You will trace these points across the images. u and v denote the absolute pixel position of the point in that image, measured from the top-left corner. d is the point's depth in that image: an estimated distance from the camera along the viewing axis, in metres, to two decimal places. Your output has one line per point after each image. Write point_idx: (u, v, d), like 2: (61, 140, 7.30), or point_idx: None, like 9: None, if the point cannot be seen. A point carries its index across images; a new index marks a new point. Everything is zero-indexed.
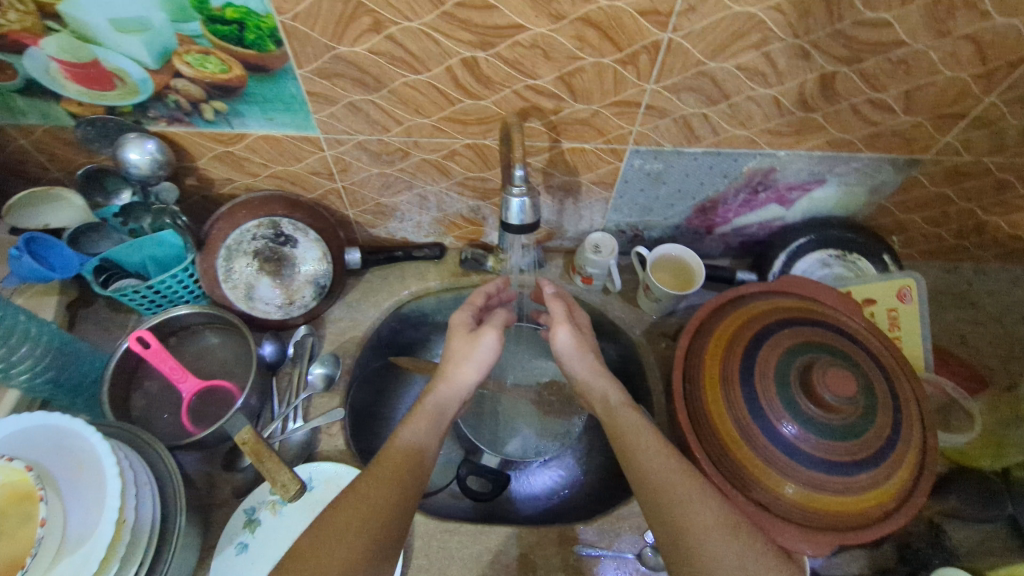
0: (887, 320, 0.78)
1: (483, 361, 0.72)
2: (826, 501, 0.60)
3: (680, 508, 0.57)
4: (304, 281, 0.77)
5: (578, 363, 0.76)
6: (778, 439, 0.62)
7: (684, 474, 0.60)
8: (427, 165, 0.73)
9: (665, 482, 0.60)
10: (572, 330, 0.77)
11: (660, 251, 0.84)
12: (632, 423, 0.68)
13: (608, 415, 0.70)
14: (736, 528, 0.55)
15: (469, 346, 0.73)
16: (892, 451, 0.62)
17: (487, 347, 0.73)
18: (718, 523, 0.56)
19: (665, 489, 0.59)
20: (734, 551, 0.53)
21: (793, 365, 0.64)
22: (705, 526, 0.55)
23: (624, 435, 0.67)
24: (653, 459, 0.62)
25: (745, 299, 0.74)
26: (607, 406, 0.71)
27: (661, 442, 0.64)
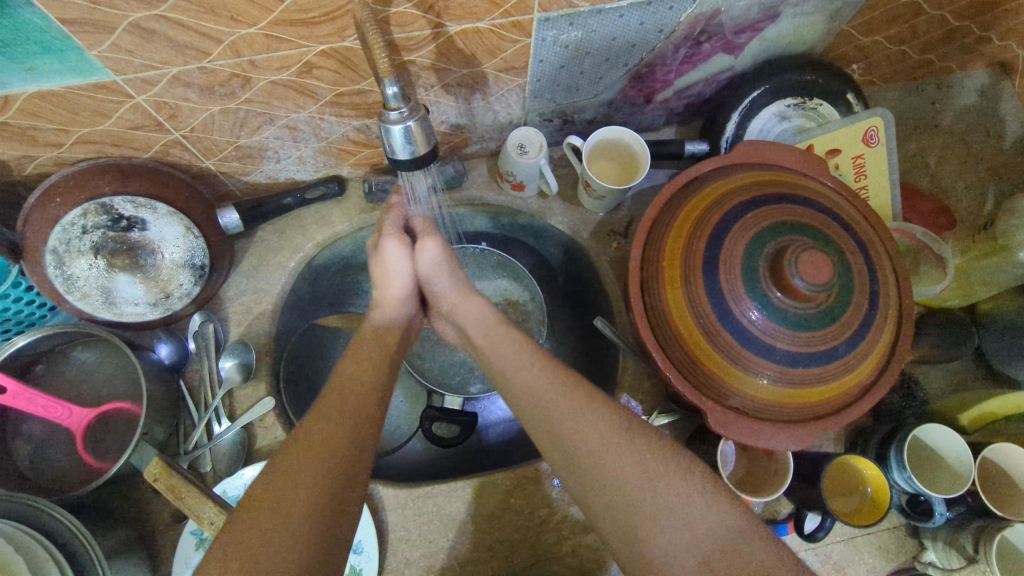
0: (853, 168, 0.70)
1: (403, 274, 0.59)
2: (803, 393, 0.56)
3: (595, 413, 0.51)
4: (174, 267, 0.62)
5: (442, 280, 0.60)
6: (751, 340, 0.56)
7: (569, 388, 0.52)
8: (280, 88, 0.56)
9: (547, 409, 0.51)
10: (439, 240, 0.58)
11: (595, 138, 0.70)
12: (510, 345, 0.56)
13: (482, 337, 0.58)
14: None
15: (382, 269, 0.59)
16: (869, 327, 0.57)
17: (392, 262, 0.58)
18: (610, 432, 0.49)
19: (548, 409, 0.51)
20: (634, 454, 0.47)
21: (762, 256, 0.56)
22: (602, 437, 0.49)
23: (497, 364, 0.56)
24: (533, 376, 0.53)
25: (699, 183, 0.63)
26: (482, 325, 0.58)
27: (545, 360, 0.54)
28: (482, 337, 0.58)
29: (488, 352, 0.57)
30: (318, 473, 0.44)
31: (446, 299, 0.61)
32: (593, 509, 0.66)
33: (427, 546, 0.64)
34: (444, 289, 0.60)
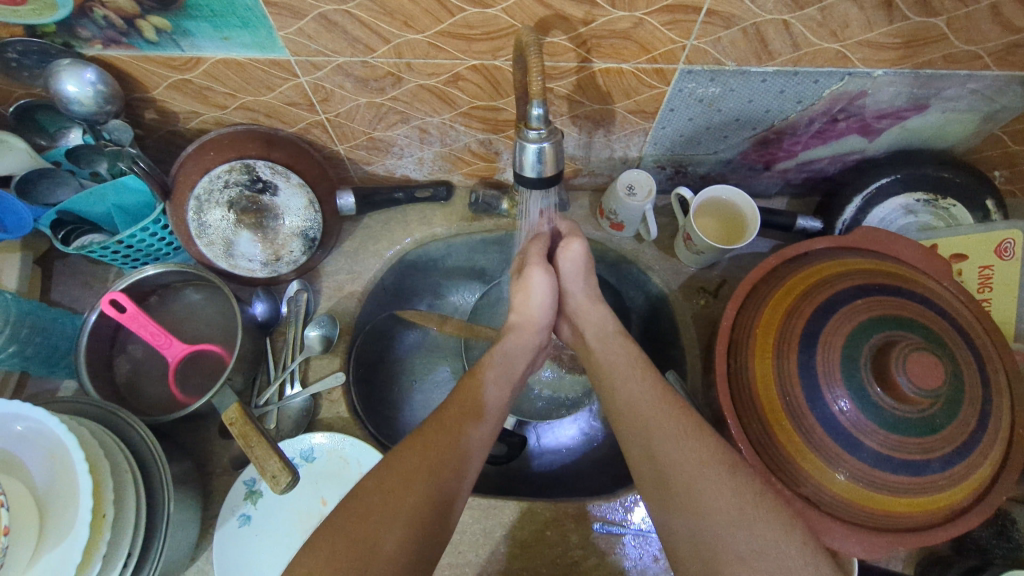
0: (978, 278, 0.65)
1: (542, 299, 0.66)
2: (885, 500, 0.52)
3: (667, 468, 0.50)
4: (291, 233, 0.67)
5: (577, 284, 0.68)
6: (837, 431, 0.53)
7: (676, 413, 0.54)
8: (425, 91, 0.60)
9: (656, 422, 0.54)
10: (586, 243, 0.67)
11: (706, 194, 0.70)
12: (625, 363, 0.61)
13: (598, 340, 0.65)
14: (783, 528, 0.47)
15: (524, 294, 0.67)
16: (973, 448, 0.52)
17: (535, 287, 0.66)
18: (714, 458, 0.49)
19: (655, 424, 0.54)
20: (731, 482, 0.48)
21: (866, 346, 0.53)
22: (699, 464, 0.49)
23: (609, 367, 0.62)
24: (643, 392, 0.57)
25: (809, 258, 0.61)
26: (601, 332, 0.66)
27: (655, 379, 0.58)
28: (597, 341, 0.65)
29: (599, 354, 0.64)
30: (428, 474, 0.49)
31: (573, 303, 0.69)
32: (626, 565, 0.64)
33: (455, 555, 0.64)
34: (575, 295, 0.69)
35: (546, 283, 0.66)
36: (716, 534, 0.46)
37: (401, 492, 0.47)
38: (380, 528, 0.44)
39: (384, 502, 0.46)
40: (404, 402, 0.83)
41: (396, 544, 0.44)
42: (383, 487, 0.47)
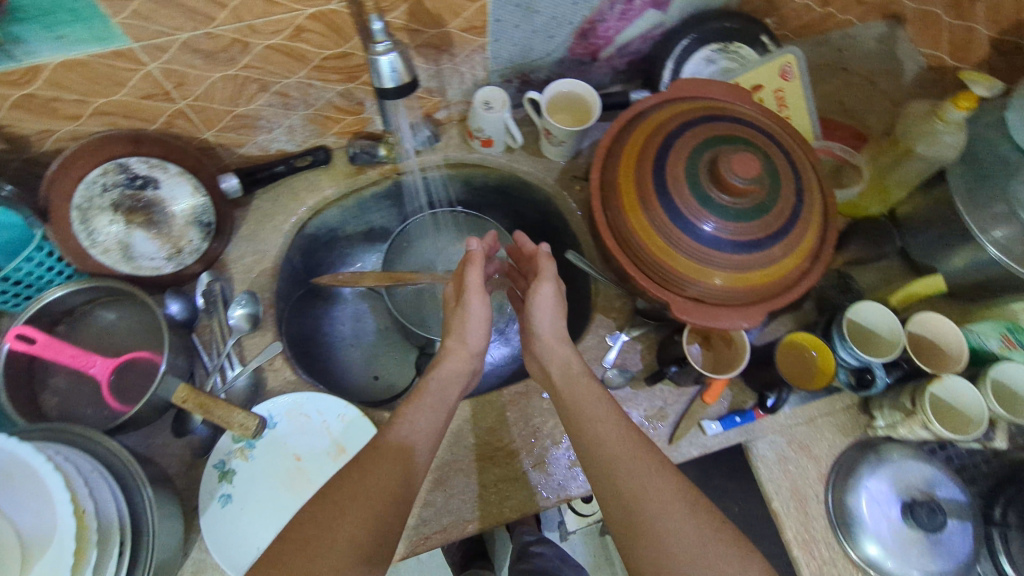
0: (775, 101, 0.80)
1: (477, 328, 0.70)
2: (751, 278, 0.65)
3: (621, 466, 0.58)
4: (186, 223, 0.71)
5: (546, 321, 0.71)
6: (701, 236, 0.64)
7: (625, 431, 0.61)
8: (274, 52, 0.64)
9: (619, 457, 0.58)
10: (556, 288, 0.72)
11: (551, 91, 0.80)
12: (587, 394, 0.65)
13: (563, 381, 0.67)
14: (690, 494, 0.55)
15: (462, 322, 0.70)
16: (799, 216, 0.66)
17: (476, 314, 0.70)
18: (677, 492, 0.55)
19: (617, 463, 0.58)
20: (694, 525, 0.53)
21: (700, 164, 0.65)
22: (663, 499, 0.55)
23: (576, 407, 0.64)
24: (608, 430, 0.61)
25: (642, 116, 0.73)
26: (565, 371, 0.68)
27: (617, 412, 0.63)
28: (566, 383, 0.67)
29: (565, 392, 0.66)
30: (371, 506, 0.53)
31: (539, 342, 0.71)
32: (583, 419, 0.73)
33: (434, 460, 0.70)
34: (541, 335, 0.71)
35: (482, 312, 0.70)
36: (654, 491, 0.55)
37: (338, 511, 0.51)
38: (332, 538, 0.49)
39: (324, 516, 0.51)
40: (343, 357, 0.92)
41: (343, 543, 0.50)
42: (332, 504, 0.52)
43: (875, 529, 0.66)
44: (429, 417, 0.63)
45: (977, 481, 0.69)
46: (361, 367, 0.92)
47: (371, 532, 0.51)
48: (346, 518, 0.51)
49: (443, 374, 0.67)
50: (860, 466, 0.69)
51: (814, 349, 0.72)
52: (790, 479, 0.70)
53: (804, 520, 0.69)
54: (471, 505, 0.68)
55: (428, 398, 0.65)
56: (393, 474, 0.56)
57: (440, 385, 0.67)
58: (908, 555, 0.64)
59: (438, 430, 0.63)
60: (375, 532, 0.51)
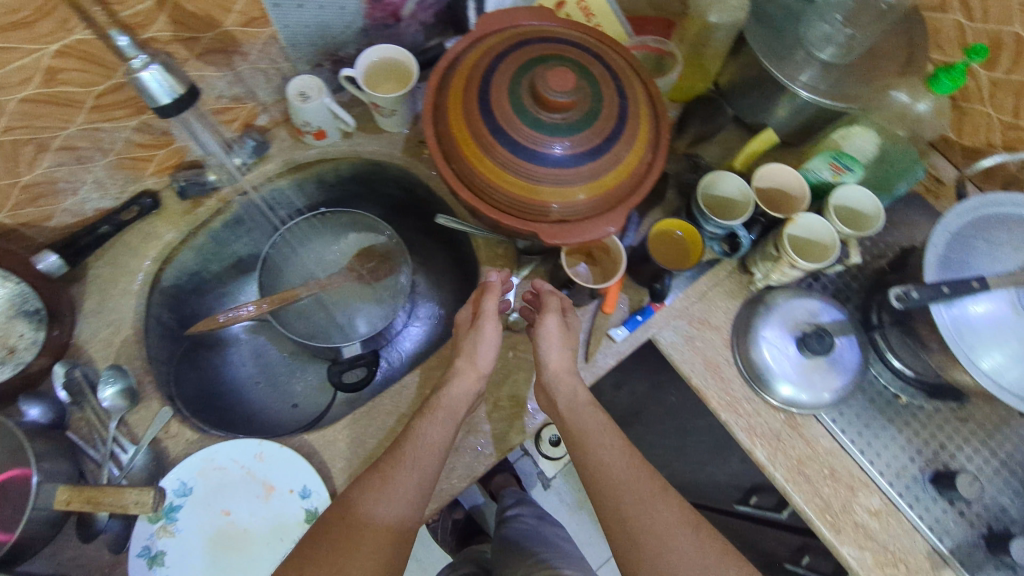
0: (581, 12, 0.82)
1: (488, 354, 0.68)
2: (606, 184, 0.67)
3: (630, 495, 0.60)
4: (8, 318, 0.63)
5: (554, 353, 0.69)
6: (547, 160, 0.65)
7: (631, 460, 0.64)
8: (35, 105, 0.57)
9: (625, 485, 0.61)
10: (561, 322, 0.70)
11: (361, 64, 0.77)
12: (595, 427, 0.66)
13: (568, 412, 0.67)
14: (696, 525, 0.59)
15: (472, 343, 0.69)
16: (628, 111, 0.68)
17: (486, 339, 0.68)
18: (680, 521, 0.59)
19: (623, 490, 0.61)
20: (697, 548, 0.56)
21: (522, 93, 0.64)
22: (668, 523, 0.58)
23: (583, 435, 0.66)
24: (616, 460, 0.64)
25: (455, 61, 0.71)
26: (571, 402, 0.68)
27: (623, 442, 0.66)
28: (571, 412, 0.67)
29: (574, 424, 0.67)
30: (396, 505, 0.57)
31: (548, 374, 0.69)
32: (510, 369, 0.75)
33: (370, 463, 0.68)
34: (549, 364, 0.69)
35: (489, 334, 0.69)
36: (661, 518, 0.59)
37: (366, 517, 0.56)
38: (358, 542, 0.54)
39: (349, 521, 0.55)
40: (248, 395, 0.87)
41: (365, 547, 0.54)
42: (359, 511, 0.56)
43: (780, 370, 0.71)
44: (436, 443, 0.62)
45: (852, 298, 0.77)
46: (277, 399, 0.88)
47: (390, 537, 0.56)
48: (371, 527, 0.55)
49: (454, 396, 0.66)
50: (754, 320, 0.74)
51: (678, 230, 0.76)
52: (701, 354, 0.75)
53: (723, 385, 0.74)
54: None
55: (440, 414, 0.64)
56: (413, 485, 0.59)
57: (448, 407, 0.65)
58: (812, 382, 0.70)
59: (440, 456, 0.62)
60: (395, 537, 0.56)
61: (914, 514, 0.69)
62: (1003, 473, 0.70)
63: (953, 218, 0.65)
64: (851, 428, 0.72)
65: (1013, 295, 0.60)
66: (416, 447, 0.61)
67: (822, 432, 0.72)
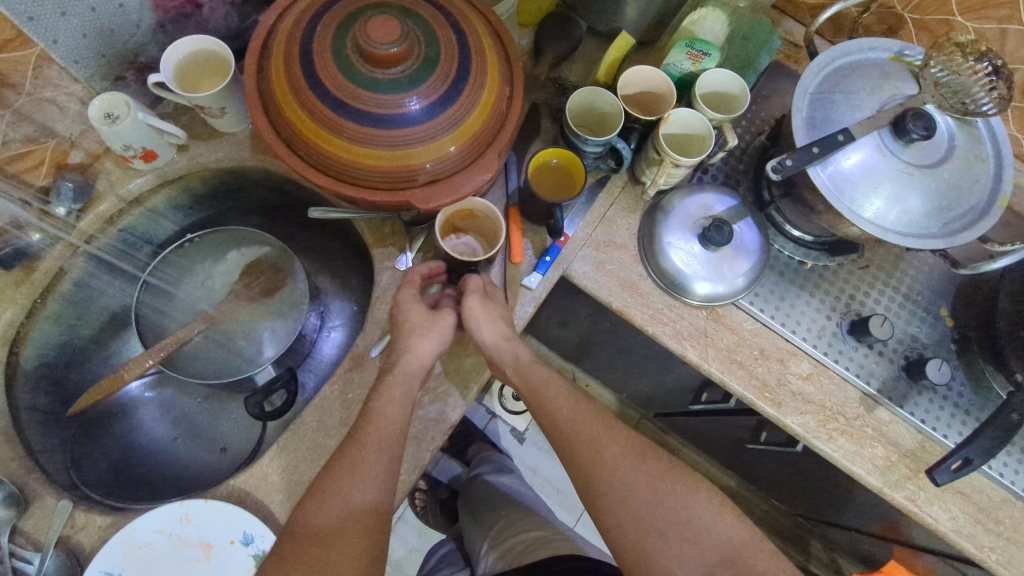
0: None
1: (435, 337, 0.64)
2: (467, 130, 0.62)
3: (591, 445, 0.62)
4: None
5: (484, 328, 0.64)
6: (395, 122, 0.59)
7: (583, 406, 0.64)
8: None
9: (577, 433, 0.63)
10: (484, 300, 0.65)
11: (167, 66, 0.67)
12: (548, 386, 0.65)
13: (515, 374, 0.65)
14: (646, 452, 0.62)
15: (421, 319, 0.64)
16: (471, 47, 0.63)
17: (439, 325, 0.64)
18: (628, 451, 0.62)
19: (578, 439, 0.62)
20: (644, 473, 0.61)
21: (347, 53, 0.58)
22: (615, 462, 0.61)
23: (536, 394, 0.65)
24: (568, 412, 0.63)
25: (269, 37, 0.63)
26: (519, 364, 0.65)
27: (571, 393, 0.65)
28: (525, 370, 0.65)
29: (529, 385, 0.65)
30: (369, 488, 0.56)
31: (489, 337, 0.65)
32: None
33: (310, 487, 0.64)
34: (484, 337, 0.64)
35: (450, 320, 0.65)
36: (620, 453, 0.62)
37: (341, 507, 0.54)
38: (340, 538, 0.53)
39: (324, 514, 0.53)
40: (169, 453, 0.79)
41: (347, 542, 0.53)
42: (331, 499, 0.54)
43: (692, 271, 0.71)
44: (396, 424, 0.59)
45: (741, 181, 0.78)
46: (201, 449, 0.80)
47: (368, 528, 0.55)
48: (348, 519, 0.54)
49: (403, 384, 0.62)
50: (657, 230, 0.73)
51: (555, 157, 0.72)
52: (615, 276, 0.74)
53: (643, 301, 0.73)
54: None
55: (398, 392, 0.61)
56: (383, 468, 0.57)
57: (395, 388, 0.61)
58: (722, 273, 0.71)
59: (403, 431, 0.60)
60: (373, 527, 0.55)
61: (840, 366, 0.72)
62: (907, 306, 0.74)
63: (811, 76, 0.66)
64: (768, 304, 0.74)
65: (878, 138, 0.61)
66: (381, 428, 0.58)
67: (744, 317, 0.74)
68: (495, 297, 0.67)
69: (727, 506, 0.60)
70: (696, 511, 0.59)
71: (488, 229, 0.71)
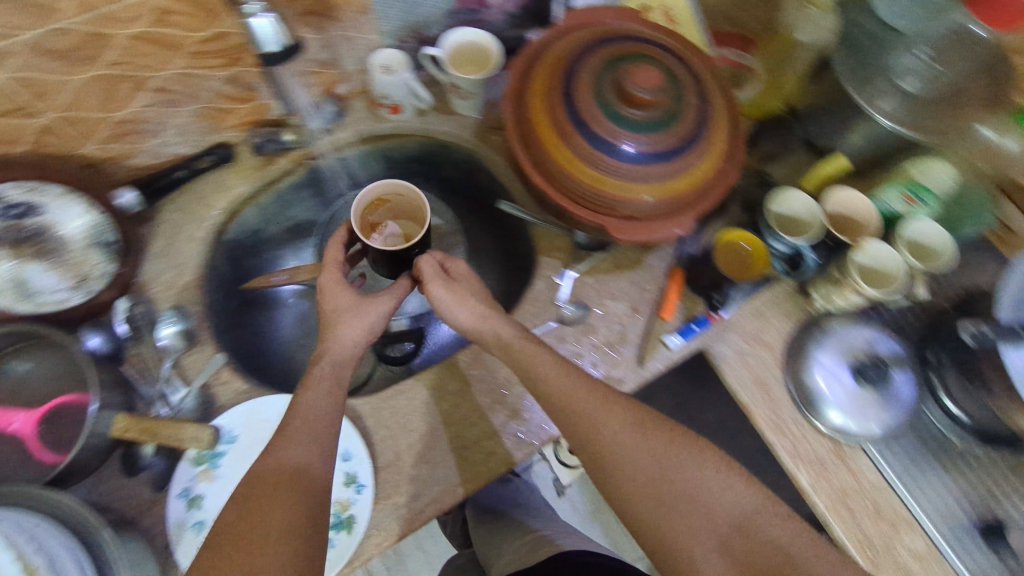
0: (664, 18, 0.82)
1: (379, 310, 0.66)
2: (677, 186, 0.66)
3: (597, 420, 0.59)
4: (86, 247, 0.65)
5: (461, 313, 0.66)
6: (621, 155, 0.65)
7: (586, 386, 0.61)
8: (140, 42, 0.58)
9: (572, 403, 0.60)
10: (445, 282, 0.67)
11: (449, 43, 0.79)
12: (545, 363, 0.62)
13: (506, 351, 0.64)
14: (642, 423, 0.59)
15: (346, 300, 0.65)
16: (709, 120, 0.68)
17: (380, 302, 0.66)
18: (626, 425, 0.59)
19: (567, 412, 0.60)
20: (648, 449, 0.58)
21: (607, 84, 0.65)
22: (612, 428, 0.59)
23: (529, 370, 0.62)
24: (560, 389, 0.60)
25: (543, 49, 0.71)
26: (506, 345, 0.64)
27: (567, 369, 0.62)
28: None
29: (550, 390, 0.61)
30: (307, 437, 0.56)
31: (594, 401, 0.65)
32: None
33: (409, 435, 0.69)
34: (462, 314, 0.66)
35: (390, 301, 0.67)
36: (624, 432, 0.59)
37: (274, 455, 0.54)
38: (276, 486, 0.52)
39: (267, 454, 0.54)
40: (289, 359, 0.86)
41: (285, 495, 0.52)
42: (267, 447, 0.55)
43: (832, 395, 0.70)
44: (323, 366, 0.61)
45: (910, 334, 0.75)
46: None
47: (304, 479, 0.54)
48: (287, 472, 0.53)
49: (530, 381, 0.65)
50: (809, 344, 0.73)
51: (745, 242, 0.75)
52: (752, 370, 0.74)
53: (771, 405, 0.72)
54: (457, 471, 0.67)
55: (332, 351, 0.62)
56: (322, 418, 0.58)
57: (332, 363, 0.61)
58: (862, 411, 0.69)
59: (336, 398, 0.60)
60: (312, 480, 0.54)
61: (957, 559, 0.66)
62: None
63: None
64: (899, 464, 0.70)
65: None
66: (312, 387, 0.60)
67: (868, 464, 0.70)
68: (458, 277, 0.69)
69: (736, 472, 0.58)
70: (725, 523, 0.56)
71: (406, 211, 0.78)
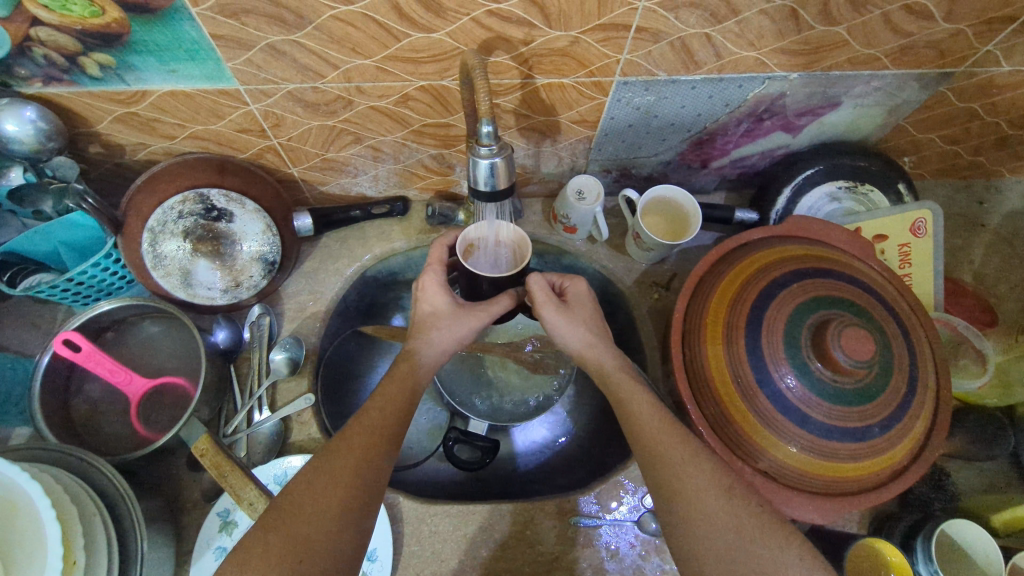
0: (898, 255, 0.72)
1: (480, 313, 0.62)
2: (835, 467, 0.57)
3: (676, 472, 0.52)
4: (249, 260, 0.69)
5: (570, 338, 0.62)
6: (786, 408, 0.57)
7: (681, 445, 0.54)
8: (375, 113, 0.61)
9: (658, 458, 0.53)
10: (558, 306, 0.62)
11: (650, 194, 0.74)
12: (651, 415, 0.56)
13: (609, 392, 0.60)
14: (730, 492, 0.50)
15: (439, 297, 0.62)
16: (905, 411, 0.58)
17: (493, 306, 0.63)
18: (712, 490, 0.51)
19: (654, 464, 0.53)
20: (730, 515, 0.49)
21: (805, 325, 0.58)
22: (689, 513, 0.50)
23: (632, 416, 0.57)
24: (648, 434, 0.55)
25: (748, 249, 0.67)
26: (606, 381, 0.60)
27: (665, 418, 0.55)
28: None
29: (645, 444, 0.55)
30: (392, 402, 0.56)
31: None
32: (605, 554, 0.67)
33: (436, 564, 0.66)
34: (570, 344, 0.63)
35: (499, 307, 0.63)
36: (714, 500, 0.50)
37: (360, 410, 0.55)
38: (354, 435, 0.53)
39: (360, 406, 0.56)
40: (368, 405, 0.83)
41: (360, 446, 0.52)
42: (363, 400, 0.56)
43: None
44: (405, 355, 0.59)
45: None
46: None
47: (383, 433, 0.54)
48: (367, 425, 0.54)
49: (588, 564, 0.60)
50: None
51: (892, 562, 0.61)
52: None
53: None
54: None
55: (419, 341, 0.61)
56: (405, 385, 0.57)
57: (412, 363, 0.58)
58: None
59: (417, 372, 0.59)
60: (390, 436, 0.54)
61: None
62: None
63: None
64: None
65: None
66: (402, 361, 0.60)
67: None
68: (577, 302, 0.64)
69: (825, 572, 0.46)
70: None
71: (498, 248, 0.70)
